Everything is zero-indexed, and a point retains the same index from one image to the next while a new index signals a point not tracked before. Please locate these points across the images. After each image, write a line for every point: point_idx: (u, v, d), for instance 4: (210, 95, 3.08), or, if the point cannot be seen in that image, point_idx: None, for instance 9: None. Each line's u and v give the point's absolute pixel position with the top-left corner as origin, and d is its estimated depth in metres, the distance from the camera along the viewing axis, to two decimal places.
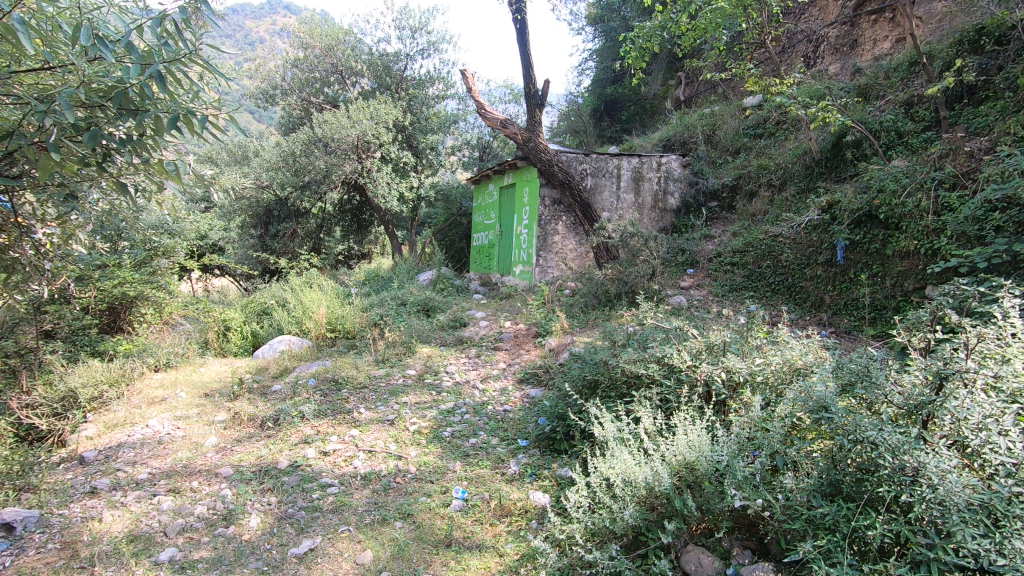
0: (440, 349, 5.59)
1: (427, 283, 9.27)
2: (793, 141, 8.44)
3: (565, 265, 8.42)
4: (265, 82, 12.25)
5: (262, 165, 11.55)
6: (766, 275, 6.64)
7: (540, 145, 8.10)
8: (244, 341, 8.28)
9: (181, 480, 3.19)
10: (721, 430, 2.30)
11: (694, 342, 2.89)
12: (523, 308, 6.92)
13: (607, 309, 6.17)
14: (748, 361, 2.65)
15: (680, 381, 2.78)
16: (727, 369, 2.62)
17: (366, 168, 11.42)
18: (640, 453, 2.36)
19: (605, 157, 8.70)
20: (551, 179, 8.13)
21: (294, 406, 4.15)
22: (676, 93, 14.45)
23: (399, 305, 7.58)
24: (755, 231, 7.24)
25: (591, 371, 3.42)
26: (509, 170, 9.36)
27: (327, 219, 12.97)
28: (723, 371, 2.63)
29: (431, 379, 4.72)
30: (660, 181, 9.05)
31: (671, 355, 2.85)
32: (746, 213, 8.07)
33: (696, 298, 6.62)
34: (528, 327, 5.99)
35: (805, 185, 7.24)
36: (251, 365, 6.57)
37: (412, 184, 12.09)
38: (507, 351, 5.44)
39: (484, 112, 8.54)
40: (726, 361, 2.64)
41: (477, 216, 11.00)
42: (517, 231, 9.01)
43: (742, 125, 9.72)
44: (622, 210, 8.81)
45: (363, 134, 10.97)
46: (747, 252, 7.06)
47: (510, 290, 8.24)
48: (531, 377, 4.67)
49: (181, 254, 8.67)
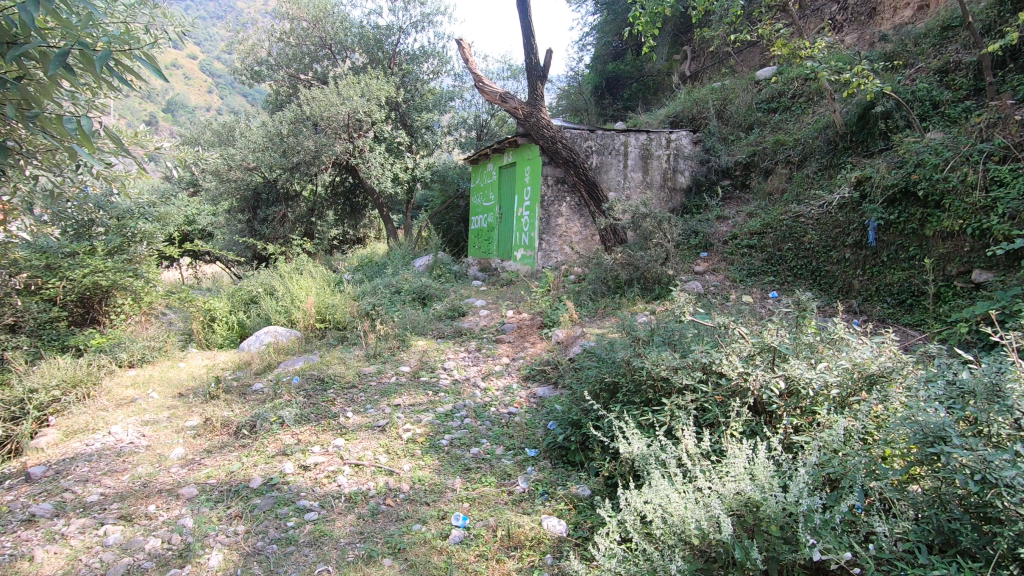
0: (436, 342, 5.13)
1: (423, 269, 8.78)
2: (812, 116, 7.91)
3: (569, 250, 7.94)
4: (249, 56, 11.58)
5: (244, 146, 10.93)
6: (786, 259, 6.18)
7: (542, 120, 7.57)
8: (229, 333, 7.81)
9: (136, 504, 2.74)
10: (787, 456, 1.84)
11: (744, 343, 2.40)
12: (527, 295, 6.45)
13: (617, 297, 5.72)
14: (811, 366, 2.18)
15: (726, 391, 2.32)
16: (787, 377, 2.15)
17: (357, 148, 10.86)
18: (683, 483, 1.90)
19: (611, 133, 8.16)
20: (554, 157, 7.62)
21: (273, 411, 3.70)
22: (681, 68, 13.84)
23: (394, 294, 7.10)
24: (774, 211, 6.76)
25: (612, 374, 2.98)
26: (510, 148, 8.84)
27: (318, 202, 12.42)
28: (782, 379, 2.16)
29: (428, 377, 4.27)
30: (670, 159, 8.52)
31: (717, 360, 2.37)
32: (762, 193, 7.58)
33: (713, 284, 6.16)
34: (532, 317, 5.53)
35: (827, 161, 6.74)
36: (235, 359, 6.12)
37: (406, 165, 11.54)
38: (509, 343, 4.98)
39: (484, 86, 7.97)
40: (787, 368, 2.16)
41: (475, 199, 10.47)
42: (518, 213, 8.50)
43: (755, 99, 9.18)
44: (629, 190, 8.31)
45: (354, 112, 10.37)
46: (766, 234, 6.59)
47: (512, 276, 7.76)
48: (538, 373, 4.22)
49: (161, 239, 8.16)
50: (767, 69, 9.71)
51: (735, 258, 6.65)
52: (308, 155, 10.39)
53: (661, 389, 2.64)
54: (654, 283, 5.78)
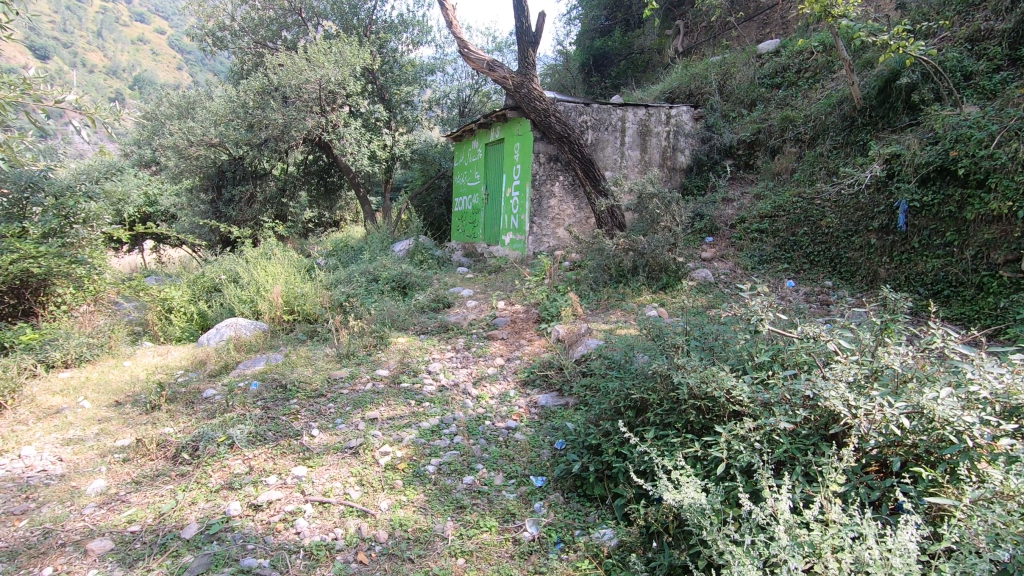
0: (419, 339, 4.50)
1: (403, 254, 8.10)
2: (821, 91, 7.40)
3: (563, 234, 7.33)
4: (210, 21, 10.61)
5: (202, 117, 9.97)
6: (802, 244, 5.67)
7: (534, 91, 6.91)
8: (188, 325, 7.08)
9: (28, 567, 2.09)
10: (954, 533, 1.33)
11: (840, 360, 1.87)
12: (519, 283, 5.85)
13: (621, 287, 5.14)
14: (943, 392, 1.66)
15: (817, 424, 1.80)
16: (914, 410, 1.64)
17: (331, 123, 10.04)
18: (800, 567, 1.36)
19: (608, 108, 7.51)
20: (547, 132, 6.99)
21: (221, 429, 3.05)
22: (673, 45, 13.22)
23: (371, 281, 6.43)
24: (787, 193, 6.24)
25: (640, 389, 2.43)
26: (497, 123, 8.15)
27: (289, 181, 11.57)
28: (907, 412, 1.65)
29: (409, 383, 3.65)
30: (670, 136, 7.92)
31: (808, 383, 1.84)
32: (769, 174, 7.06)
33: (723, 272, 5.62)
34: (527, 309, 4.94)
35: (843, 139, 6.23)
36: (190, 356, 5.41)
37: (384, 142, 10.76)
38: (501, 339, 4.39)
39: (469, 52, 7.25)
40: (913, 397, 1.65)
41: (459, 178, 9.79)
42: (506, 194, 7.87)
43: (758, 73, 8.64)
44: (626, 169, 7.70)
45: (326, 83, 9.52)
46: (778, 218, 6.08)
47: (500, 262, 7.15)
48: (540, 378, 3.63)
49: (110, 220, 7.32)
50: (770, 43, 9.15)
51: (745, 243, 6.13)
52: (277, 130, 9.57)
53: (708, 413, 2.13)
54: (662, 271, 5.22)
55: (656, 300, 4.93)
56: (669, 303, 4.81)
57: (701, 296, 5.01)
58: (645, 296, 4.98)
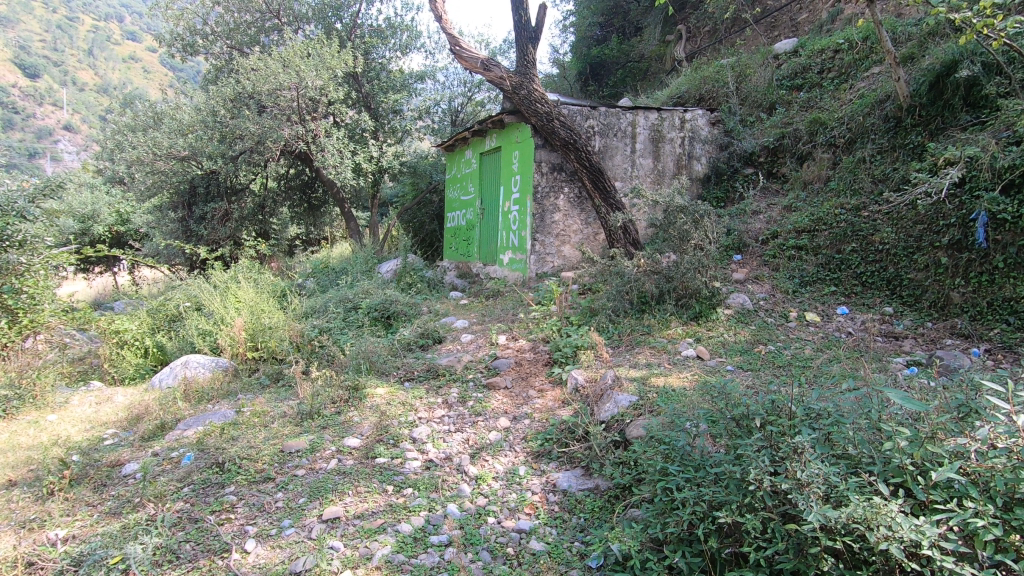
0: (402, 389, 3.63)
1: (389, 277, 7.25)
2: (852, 92, 6.71)
3: (569, 252, 6.51)
4: (179, 24, 9.80)
5: (167, 126, 9.11)
6: (851, 263, 4.88)
7: (535, 93, 6.15)
8: (141, 362, 6.16)
9: None
10: None
11: None
12: (522, 314, 5.02)
13: (645, 318, 4.31)
14: None
15: None
16: None
17: (311, 133, 9.23)
18: None
19: (616, 111, 6.73)
20: (550, 138, 6.21)
21: (117, 546, 2.17)
22: (675, 50, 12.55)
23: (349, 309, 5.57)
24: (827, 205, 5.46)
25: (726, 505, 1.59)
26: (493, 130, 7.37)
27: (269, 197, 10.75)
28: None
29: (386, 458, 2.77)
30: (684, 142, 7.15)
31: None
32: (800, 184, 6.31)
33: (761, 296, 4.81)
34: (534, 347, 4.10)
35: (888, 142, 5.49)
36: (131, 405, 4.52)
37: (370, 153, 9.96)
38: (504, 390, 3.53)
39: (462, 50, 6.48)
40: None
41: (451, 192, 8.98)
42: (504, 208, 7.06)
43: (776, 75, 7.95)
44: (637, 179, 6.92)
45: (305, 89, 8.72)
46: (818, 232, 5.29)
47: (499, 286, 6.33)
48: (557, 446, 2.79)
49: (53, 243, 6.43)
50: (788, 43, 8.48)
51: (781, 262, 5.33)
52: (252, 141, 8.75)
53: (851, 560, 1.34)
54: (692, 297, 4.38)
55: (690, 334, 4.09)
56: (705, 338, 3.99)
57: (741, 328, 4.18)
58: (676, 330, 4.15)
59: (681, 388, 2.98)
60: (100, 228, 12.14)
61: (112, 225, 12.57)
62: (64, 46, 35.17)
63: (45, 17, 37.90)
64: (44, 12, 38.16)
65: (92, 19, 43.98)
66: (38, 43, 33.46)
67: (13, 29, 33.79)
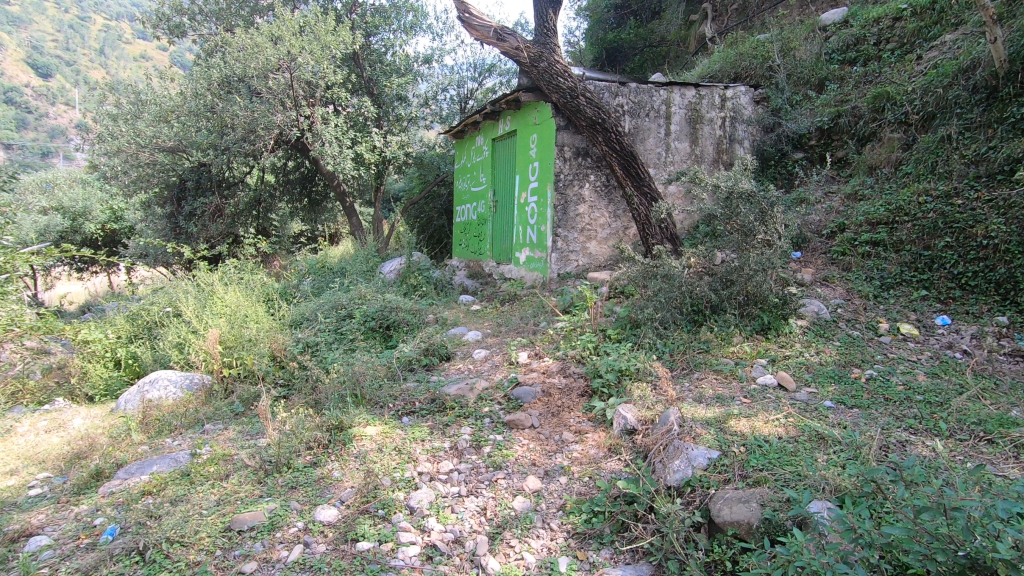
0: (399, 427, 2.83)
1: (392, 279, 6.48)
2: (922, 63, 5.82)
3: (596, 249, 5.70)
4: (165, 3, 9.01)
5: (147, 110, 8.28)
6: (945, 261, 4.01)
7: (556, 65, 5.34)
8: (110, 376, 5.42)
9: None
10: None
11: None
12: (546, 326, 4.21)
13: (700, 332, 3.49)
14: None
15: None
16: None
17: (308, 120, 8.44)
18: None
19: (649, 88, 5.89)
20: (574, 118, 5.39)
21: None
22: (700, 31, 11.62)
23: (342, 315, 4.76)
24: (908, 193, 4.59)
25: None
26: (508, 112, 6.56)
27: (265, 191, 10.01)
28: None
29: (370, 544, 1.97)
30: (725, 123, 6.29)
31: None
32: (864, 169, 5.44)
33: (836, 303, 3.97)
34: (564, 369, 3.29)
35: (980, 117, 4.62)
36: (79, 436, 3.77)
37: (372, 142, 9.18)
38: (531, 430, 2.73)
39: (472, 17, 5.65)
40: None
41: (460, 184, 8.17)
42: (520, 200, 6.25)
43: (826, 48, 7.06)
44: (672, 166, 6.07)
45: (299, 71, 7.94)
46: (900, 225, 4.42)
47: (515, 289, 5.54)
48: (611, 524, 1.99)
49: (13, 240, 5.68)
50: (835, 13, 7.59)
51: (852, 261, 4.47)
52: (242, 130, 7.99)
53: None
54: (757, 305, 3.55)
55: (760, 354, 3.26)
56: (782, 360, 3.15)
57: (822, 345, 3.35)
58: (742, 349, 3.32)
59: (779, 441, 2.16)
60: (90, 226, 11.45)
61: (104, 222, 11.87)
62: (75, 45, 34.80)
63: (55, 16, 37.84)
64: (54, 13, 38.15)
65: (102, 17, 43.72)
66: (48, 43, 33.22)
67: (24, 29, 33.59)
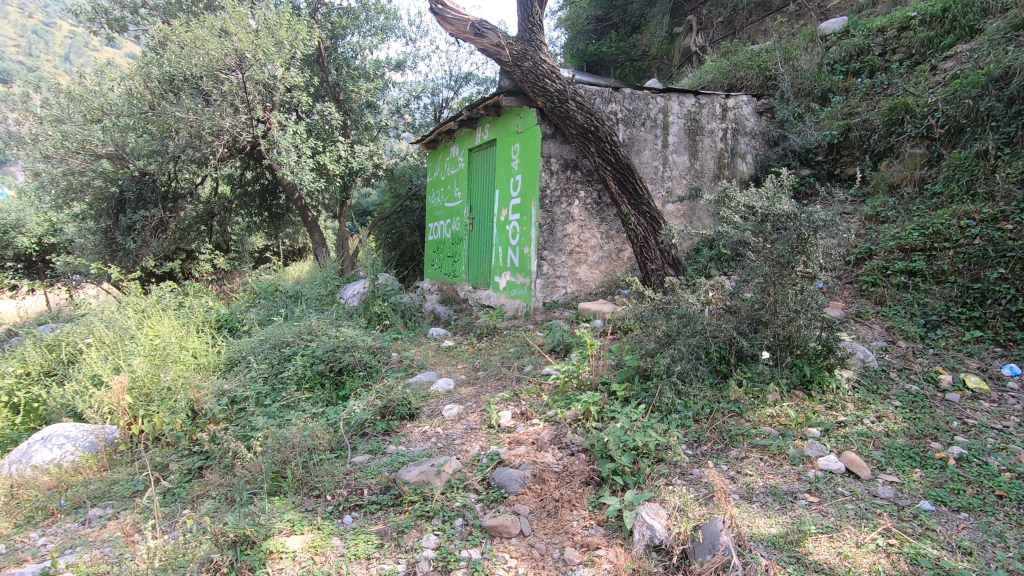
0: (337, 536, 2.05)
1: (354, 305, 5.68)
2: (940, 74, 5.35)
3: (587, 275, 5.02)
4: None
5: (78, 109, 7.34)
6: (1000, 296, 3.36)
7: (542, 65, 4.67)
8: (3, 425, 4.43)
9: None
10: None
11: None
12: (533, 372, 3.47)
13: (727, 387, 2.79)
14: None
15: None
16: None
17: (263, 126, 7.63)
18: None
19: (645, 94, 5.27)
20: (562, 126, 4.72)
21: None
22: (685, 43, 11.18)
23: (285, 354, 3.92)
24: (945, 214, 4.01)
25: None
26: (486, 120, 5.88)
27: (218, 204, 9.11)
28: None
29: None
30: (727, 136, 5.72)
31: None
32: (883, 187, 4.89)
33: (879, 348, 3.34)
34: (560, 440, 2.55)
35: (1020, 130, 4.10)
36: None
37: (337, 152, 8.39)
38: (519, 542, 1.97)
39: (445, 9, 4.93)
40: None
41: (433, 198, 7.44)
42: (499, 217, 5.55)
43: (828, 58, 6.57)
44: (670, 181, 5.45)
45: (253, 71, 7.16)
46: (940, 252, 3.82)
47: (495, 320, 4.81)
48: None
49: None
50: (835, 22, 7.13)
51: (887, 293, 3.87)
52: (186, 134, 7.12)
53: None
54: (796, 354, 2.86)
55: (807, 419, 2.58)
56: (838, 431, 2.45)
57: (880, 405, 2.68)
58: (783, 413, 2.62)
59: None
60: (23, 240, 10.36)
61: (41, 236, 10.79)
62: (38, 50, 33.43)
63: (19, 22, 36.52)
64: (17, 18, 36.86)
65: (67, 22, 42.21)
66: (10, 49, 31.74)
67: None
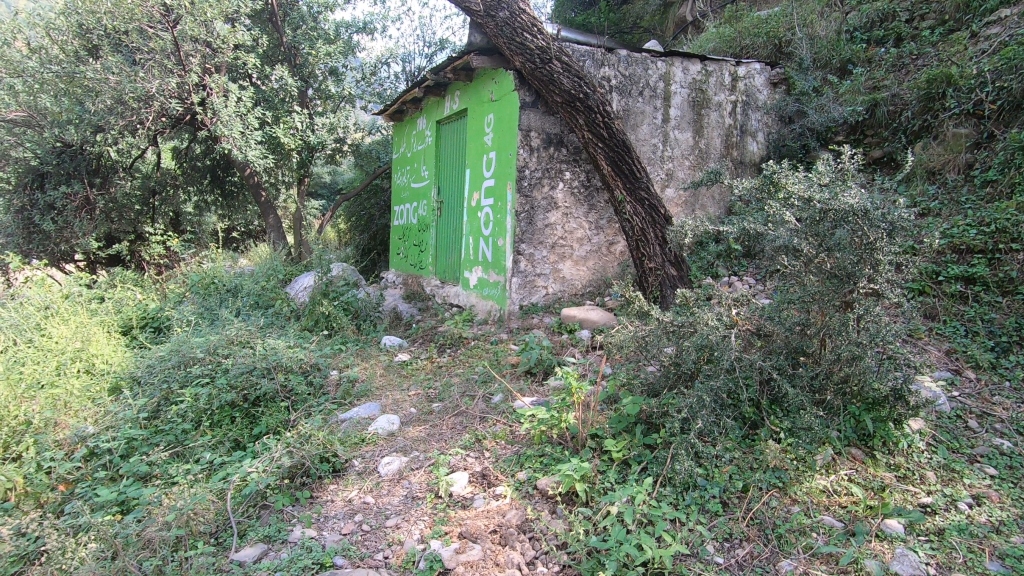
0: None
1: (298, 304, 4.83)
2: (983, 41, 4.59)
3: (572, 272, 4.24)
4: None
5: None
6: None
7: (521, 16, 3.81)
8: None
9: None
10: None
11: None
12: (503, 408, 2.68)
13: (762, 446, 2.04)
14: None
15: None
16: None
17: (201, 91, 6.65)
18: None
19: (643, 57, 4.44)
20: (545, 92, 3.88)
21: None
22: (680, 12, 10.29)
23: (190, 376, 3.06)
24: (1007, 207, 3.28)
25: None
26: (456, 86, 5.00)
27: (159, 181, 8.08)
28: None
29: None
30: (735, 110, 4.93)
31: None
32: (920, 173, 4.14)
33: (942, 381, 2.63)
34: (528, 533, 1.80)
35: None
36: None
37: (291, 123, 7.43)
38: None
39: None
40: None
41: (398, 178, 6.54)
42: (470, 202, 4.71)
43: (847, 24, 5.75)
44: (671, 162, 4.65)
45: (186, 26, 6.18)
46: (1007, 256, 3.09)
47: (462, 327, 4.02)
48: None
49: None
50: None
51: (940, 305, 3.14)
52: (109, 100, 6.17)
53: None
54: (850, 399, 2.12)
55: (880, 501, 1.84)
56: (926, 525, 1.73)
57: (973, 476, 1.95)
58: (843, 490, 1.89)
59: None
60: None
61: None
62: None
63: None
64: None
65: None
66: None
67: None
